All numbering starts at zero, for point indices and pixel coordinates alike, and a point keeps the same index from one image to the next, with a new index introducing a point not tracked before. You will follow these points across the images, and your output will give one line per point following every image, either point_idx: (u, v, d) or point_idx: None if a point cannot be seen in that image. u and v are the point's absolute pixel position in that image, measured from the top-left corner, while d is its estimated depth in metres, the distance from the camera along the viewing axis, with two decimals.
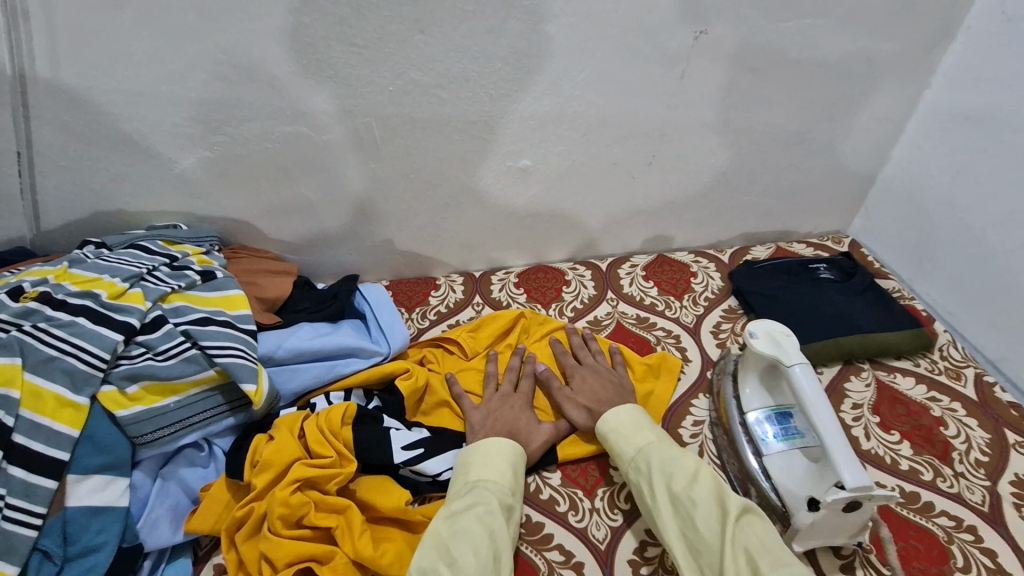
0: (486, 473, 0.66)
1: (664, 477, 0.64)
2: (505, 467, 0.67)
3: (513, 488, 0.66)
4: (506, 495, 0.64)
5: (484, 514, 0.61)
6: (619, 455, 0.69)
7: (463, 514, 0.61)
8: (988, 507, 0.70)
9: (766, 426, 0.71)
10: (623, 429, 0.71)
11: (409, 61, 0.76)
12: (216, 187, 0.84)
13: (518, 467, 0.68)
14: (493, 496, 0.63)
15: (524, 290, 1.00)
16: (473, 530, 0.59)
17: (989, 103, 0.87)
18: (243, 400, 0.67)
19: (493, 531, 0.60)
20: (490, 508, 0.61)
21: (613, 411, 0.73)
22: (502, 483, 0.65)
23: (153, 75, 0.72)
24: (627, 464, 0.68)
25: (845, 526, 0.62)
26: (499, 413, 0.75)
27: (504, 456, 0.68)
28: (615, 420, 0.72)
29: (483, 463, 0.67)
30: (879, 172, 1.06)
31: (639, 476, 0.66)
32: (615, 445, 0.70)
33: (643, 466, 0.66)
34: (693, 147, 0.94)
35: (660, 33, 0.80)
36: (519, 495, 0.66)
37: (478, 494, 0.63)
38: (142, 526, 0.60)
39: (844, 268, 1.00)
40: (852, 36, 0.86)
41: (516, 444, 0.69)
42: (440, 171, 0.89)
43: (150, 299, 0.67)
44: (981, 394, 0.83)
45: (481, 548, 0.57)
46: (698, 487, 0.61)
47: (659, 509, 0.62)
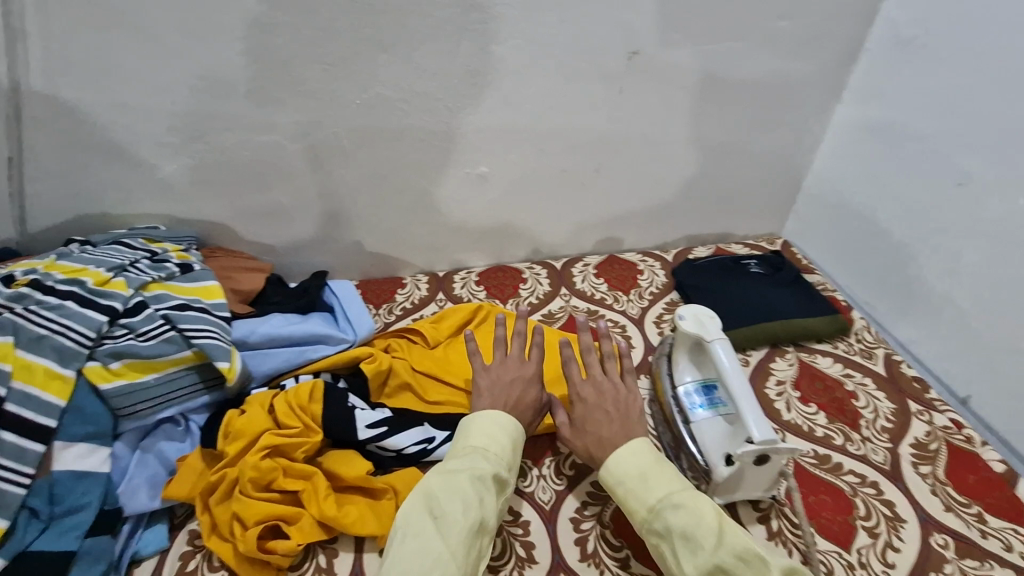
0: (483, 441, 0.67)
1: (686, 545, 0.59)
2: (505, 441, 0.67)
3: (510, 463, 0.67)
4: (502, 468, 0.65)
5: (477, 480, 0.62)
6: (632, 513, 0.63)
7: (459, 473, 0.63)
8: (889, 465, 0.79)
9: (694, 397, 0.78)
10: (631, 483, 0.64)
11: (373, 78, 0.85)
12: (195, 192, 0.91)
13: (518, 442, 0.69)
14: (489, 466, 0.64)
15: (484, 287, 1.08)
16: (463, 490, 0.61)
17: (888, 115, 0.98)
18: (218, 379, 0.73)
19: (483, 497, 0.61)
20: (484, 474, 0.63)
21: (613, 462, 0.66)
22: (501, 456, 0.66)
23: (138, 89, 0.80)
24: (641, 525, 0.63)
25: (760, 479, 0.71)
26: (505, 385, 0.74)
27: (506, 429, 0.69)
28: (620, 471, 0.66)
29: (484, 433, 0.67)
30: (806, 180, 1.17)
31: (660, 539, 0.61)
32: (626, 502, 0.64)
33: (659, 528, 0.61)
34: (634, 156, 1.04)
35: (597, 54, 0.90)
36: (515, 471, 0.67)
37: (474, 459, 0.65)
38: (122, 491, 0.66)
39: (773, 264, 1.09)
40: (768, 58, 0.98)
41: (516, 421, 0.70)
42: (403, 178, 0.97)
43: (132, 287, 0.73)
44: (889, 371, 0.93)
45: (469, 507, 0.60)
46: (728, 553, 0.57)
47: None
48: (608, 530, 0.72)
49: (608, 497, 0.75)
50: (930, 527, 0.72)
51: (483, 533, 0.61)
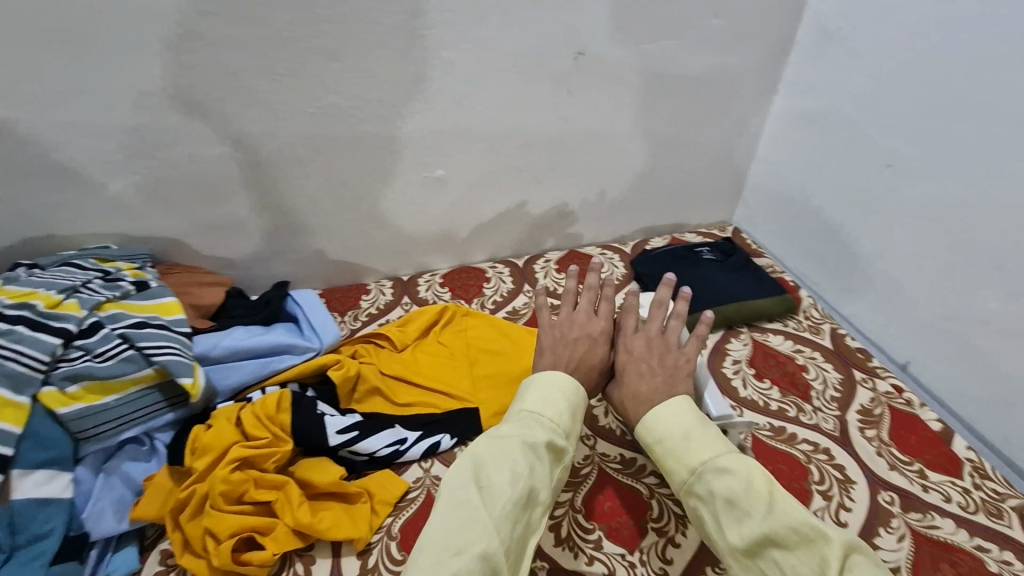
0: (540, 408, 0.63)
1: (730, 510, 0.55)
2: (562, 407, 0.64)
3: (566, 431, 0.63)
4: (557, 436, 0.62)
5: (529, 447, 0.59)
6: (672, 475, 0.60)
7: (512, 439, 0.59)
8: (839, 431, 0.84)
9: None
10: (672, 446, 0.60)
11: (324, 86, 0.85)
12: (147, 209, 0.89)
13: (576, 412, 0.65)
14: (543, 434, 0.61)
15: (449, 289, 1.09)
16: (514, 456, 0.58)
17: (820, 104, 1.04)
18: (182, 396, 0.73)
19: (535, 466, 0.58)
20: (537, 442, 0.60)
21: (651, 421, 0.63)
22: (557, 424, 0.62)
23: (81, 106, 0.78)
24: (681, 487, 0.59)
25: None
26: (565, 340, 0.73)
27: (564, 393, 0.65)
28: (660, 432, 0.62)
29: (542, 399, 0.64)
30: (751, 168, 1.23)
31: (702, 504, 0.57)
32: (666, 464, 0.61)
33: (702, 491, 0.57)
34: (588, 153, 1.08)
35: (545, 55, 0.93)
36: (573, 442, 0.64)
37: (528, 426, 0.61)
38: (87, 516, 0.65)
39: (725, 250, 1.14)
40: (707, 53, 1.02)
41: (578, 386, 0.66)
42: (361, 185, 0.98)
43: (86, 308, 0.72)
44: (836, 344, 0.98)
45: (519, 475, 0.56)
46: (776, 521, 0.53)
47: (730, 546, 0.54)
48: (581, 515, 0.74)
49: (579, 482, 0.78)
50: (877, 485, 0.77)
51: (534, 504, 0.58)
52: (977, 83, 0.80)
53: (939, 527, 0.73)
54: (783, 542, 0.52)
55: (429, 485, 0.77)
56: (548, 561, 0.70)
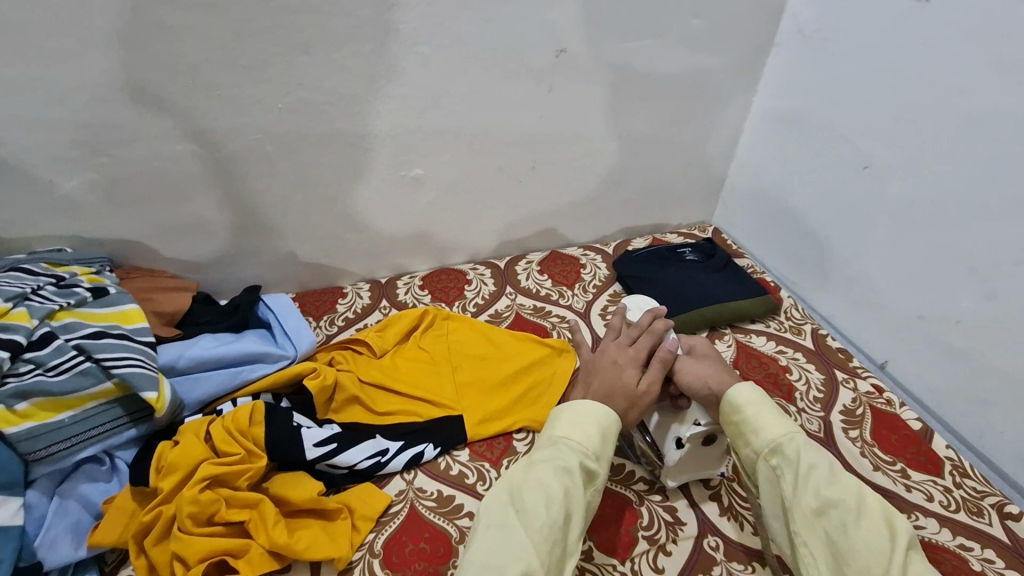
0: (570, 432, 0.64)
1: (817, 474, 0.60)
2: (592, 431, 0.64)
3: (598, 454, 0.64)
4: (588, 458, 0.63)
5: (561, 471, 0.61)
6: (758, 434, 0.63)
7: (543, 465, 0.61)
8: (823, 432, 0.84)
9: None
10: (766, 411, 0.64)
11: (293, 81, 0.81)
12: (103, 209, 0.84)
13: (608, 434, 0.66)
14: (574, 458, 0.62)
15: (428, 291, 1.06)
16: (546, 481, 0.59)
17: (798, 105, 1.05)
18: (146, 410, 0.68)
19: (569, 490, 0.60)
20: (569, 466, 0.61)
21: (747, 386, 0.67)
22: (588, 447, 0.63)
23: (26, 98, 0.72)
24: (765, 447, 0.63)
25: (707, 458, 0.75)
26: (601, 370, 0.74)
27: (594, 417, 0.66)
28: (755, 397, 0.65)
29: (571, 423, 0.65)
30: (730, 168, 1.23)
31: (786, 465, 0.61)
32: (753, 423, 0.64)
33: (790, 453, 0.61)
34: (569, 153, 1.06)
35: (525, 52, 0.90)
36: (605, 463, 0.65)
37: (560, 451, 0.63)
38: (41, 544, 0.60)
39: (706, 250, 1.14)
40: (688, 53, 1.01)
41: (606, 410, 0.66)
42: (334, 184, 0.94)
43: (37, 317, 0.66)
44: (817, 344, 0.99)
45: (552, 501, 0.58)
46: (853, 496, 0.59)
47: (805, 505, 0.58)
48: None
49: None
50: None
51: (570, 526, 0.59)
52: (952, 86, 0.81)
53: (923, 528, 0.74)
54: (858, 514, 0.57)
55: (412, 498, 0.74)
56: None
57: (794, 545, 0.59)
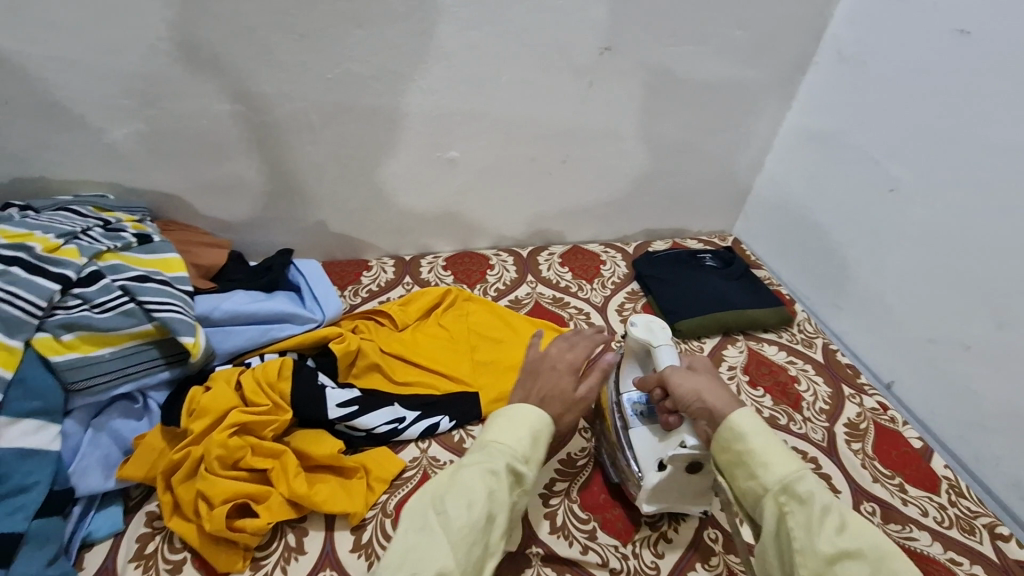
0: (501, 434, 0.57)
1: (832, 519, 0.50)
2: (524, 434, 0.57)
3: (527, 457, 0.57)
4: (518, 461, 0.56)
5: (488, 474, 0.54)
6: (766, 468, 0.55)
7: (469, 466, 0.54)
8: (826, 441, 0.87)
9: (634, 404, 0.75)
10: (775, 446, 0.56)
11: (345, 54, 0.83)
12: (149, 161, 0.86)
13: (539, 437, 0.59)
14: (502, 460, 0.55)
15: (451, 272, 1.09)
16: (470, 483, 0.52)
17: (830, 125, 1.07)
18: (180, 355, 0.70)
19: (494, 493, 0.53)
20: (495, 468, 0.54)
21: (752, 414, 0.59)
22: (517, 449, 0.56)
23: (88, 46, 0.75)
24: (773, 483, 0.54)
25: (688, 484, 0.70)
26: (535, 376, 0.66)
27: (527, 419, 0.59)
28: (762, 429, 0.57)
29: (501, 424, 0.58)
30: (756, 180, 1.25)
31: (796, 505, 0.52)
32: (759, 456, 0.55)
33: (801, 492, 0.52)
34: (601, 151, 1.08)
35: (571, 47, 0.92)
36: (535, 467, 0.58)
37: (487, 451, 0.56)
38: (74, 471, 0.63)
39: (725, 258, 1.16)
40: (726, 64, 1.03)
41: (541, 412, 0.59)
42: (372, 158, 0.96)
43: (86, 255, 0.68)
44: (827, 358, 1.01)
45: (475, 504, 0.51)
46: (875, 550, 0.49)
47: (817, 555, 0.49)
48: (575, 504, 0.75)
49: (576, 473, 0.78)
50: (860, 496, 0.80)
51: (493, 532, 0.52)
52: (985, 118, 0.83)
53: (916, 539, 0.76)
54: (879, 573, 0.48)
55: (426, 466, 0.76)
56: (542, 546, 0.70)
57: None
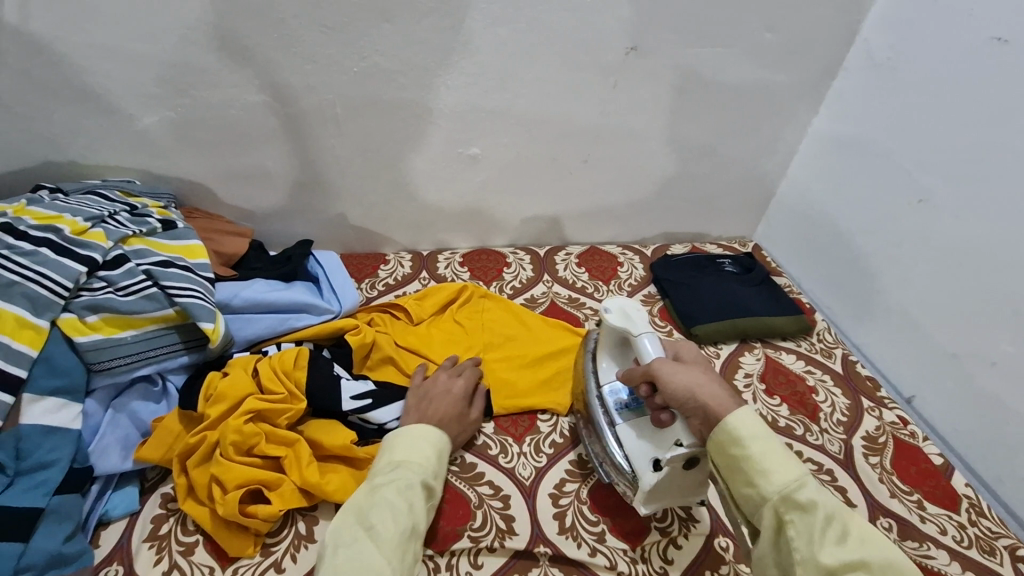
0: (409, 454, 0.63)
1: (833, 528, 0.52)
2: (430, 452, 0.65)
3: (435, 472, 0.64)
4: (429, 476, 0.63)
5: (404, 489, 0.60)
6: (766, 477, 0.55)
7: (386, 485, 0.59)
8: (843, 454, 0.85)
9: (618, 396, 0.75)
10: (776, 452, 0.57)
11: (370, 47, 0.84)
12: (176, 148, 0.87)
13: (442, 454, 0.66)
14: (416, 475, 0.61)
15: (468, 268, 1.09)
16: (390, 499, 0.58)
17: (858, 132, 1.05)
18: (200, 340, 0.71)
19: (413, 505, 0.59)
20: (410, 483, 0.60)
21: (750, 417, 0.59)
22: (426, 465, 0.63)
23: (121, 33, 0.76)
24: (774, 491, 0.54)
25: (685, 483, 0.68)
26: (434, 399, 0.75)
27: (430, 438, 0.66)
28: (761, 432, 0.58)
29: (408, 444, 0.65)
30: (779, 186, 1.23)
31: (796, 514, 0.53)
32: (760, 463, 0.56)
33: (802, 502, 0.53)
34: (623, 151, 1.07)
35: (597, 46, 0.92)
36: (440, 481, 0.65)
37: (399, 470, 0.61)
38: (93, 450, 0.64)
39: (745, 264, 1.15)
40: (754, 67, 1.02)
41: (441, 432, 0.67)
42: (394, 153, 0.96)
43: (112, 239, 0.69)
44: (846, 369, 0.99)
45: (399, 516, 0.57)
46: (875, 557, 0.50)
47: (818, 565, 0.50)
48: (584, 505, 0.75)
49: (586, 475, 0.78)
50: (876, 511, 0.78)
51: (415, 542, 0.58)
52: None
53: (933, 558, 0.74)
54: None
55: None
56: (550, 546, 0.70)
57: None
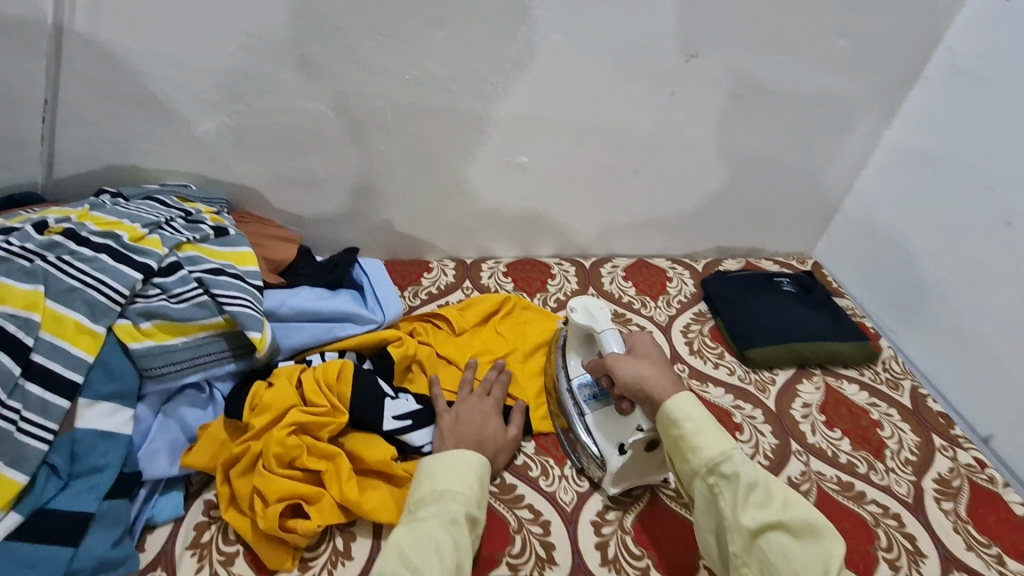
0: (452, 484, 0.63)
1: (754, 493, 0.60)
2: (472, 479, 0.64)
3: (479, 500, 0.63)
4: (472, 506, 0.62)
5: (449, 523, 0.59)
6: (698, 453, 0.63)
7: (430, 521, 0.59)
8: (912, 497, 0.79)
9: (586, 388, 0.80)
10: (709, 430, 0.64)
11: (424, 53, 0.82)
12: (230, 154, 0.89)
13: (484, 480, 0.66)
14: (460, 507, 0.61)
15: (512, 279, 1.07)
16: (436, 535, 0.57)
17: (937, 146, 0.97)
18: (247, 348, 0.71)
19: (458, 540, 0.58)
20: (455, 517, 0.60)
21: (687, 399, 0.66)
22: (470, 494, 0.63)
23: (183, 41, 0.77)
24: (705, 466, 0.62)
25: (648, 464, 0.73)
26: (467, 419, 0.74)
27: (471, 466, 0.65)
28: (698, 415, 0.65)
29: (450, 473, 0.64)
30: (844, 201, 1.15)
31: (724, 484, 0.61)
32: (693, 442, 0.64)
33: (727, 473, 0.61)
34: (677, 162, 1.02)
35: (655, 53, 0.88)
36: (485, 508, 0.64)
37: (443, 503, 0.61)
38: (143, 455, 0.65)
39: (805, 283, 1.08)
40: (824, 75, 0.96)
41: (482, 457, 0.66)
42: (442, 160, 0.95)
43: (167, 246, 0.71)
44: (915, 403, 0.92)
45: (445, 554, 0.56)
46: (792, 515, 0.58)
47: (742, 526, 0.58)
48: (628, 537, 0.71)
49: (630, 503, 0.75)
50: (949, 564, 0.72)
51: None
52: None
53: None
54: (791, 534, 0.57)
55: None
56: None
57: (733, 565, 0.59)
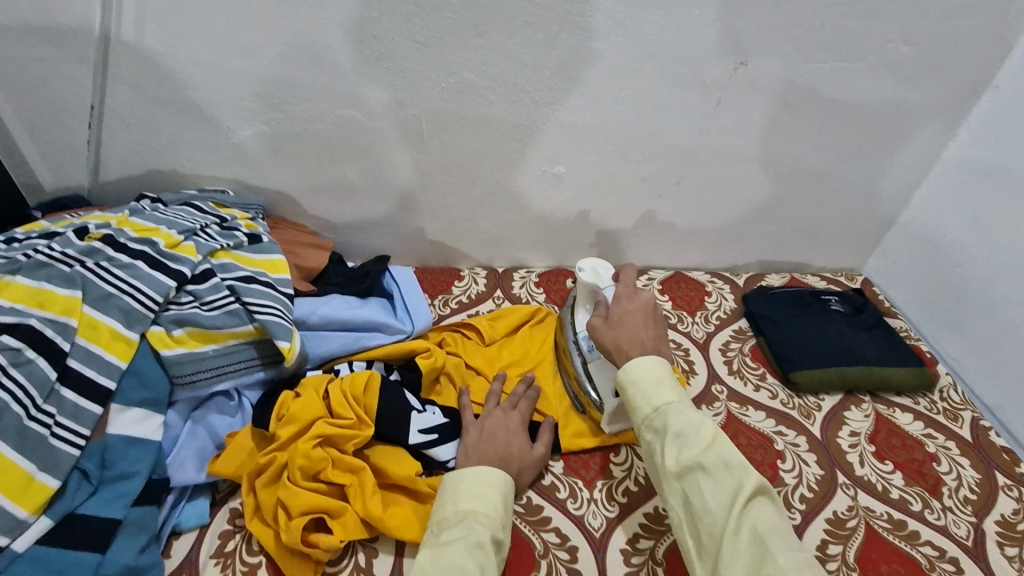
0: (475, 504, 0.61)
1: (677, 442, 0.57)
2: (496, 501, 0.62)
3: (503, 523, 0.61)
4: (497, 529, 0.60)
5: (475, 547, 0.57)
6: (635, 410, 0.62)
7: (455, 545, 0.56)
8: (972, 541, 0.73)
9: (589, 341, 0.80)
10: (644, 383, 0.62)
11: (462, 62, 0.81)
12: (267, 160, 0.89)
13: (507, 501, 0.64)
14: (486, 530, 0.59)
15: (544, 290, 1.05)
16: (463, 560, 0.55)
17: (1008, 160, 0.90)
18: (275, 357, 0.71)
19: (484, 565, 0.56)
20: (481, 540, 0.57)
21: (636, 360, 0.64)
22: (494, 516, 0.61)
23: (224, 49, 0.77)
24: (641, 421, 0.61)
25: None
26: (492, 433, 0.71)
27: (495, 486, 0.63)
28: (637, 373, 0.62)
29: (474, 493, 0.62)
30: (899, 215, 1.08)
31: (655, 436, 0.59)
32: (632, 400, 0.62)
33: (658, 426, 0.59)
34: (721, 173, 0.98)
35: (701, 62, 0.84)
36: (509, 532, 0.62)
37: (469, 525, 0.59)
38: (172, 462, 0.66)
39: (855, 303, 1.01)
40: (884, 84, 0.90)
41: (506, 475, 0.65)
42: (477, 169, 0.93)
43: (201, 253, 0.71)
44: (976, 437, 0.86)
45: None
46: (714, 458, 0.55)
47: (667, 473, 0.57)
48: (660, 568, 0.68)
49: (663, 532, 0.71)
50: None
51: None
52: None
53: None
54: (713, 476, 0.54)
55: None
56: None
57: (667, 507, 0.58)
